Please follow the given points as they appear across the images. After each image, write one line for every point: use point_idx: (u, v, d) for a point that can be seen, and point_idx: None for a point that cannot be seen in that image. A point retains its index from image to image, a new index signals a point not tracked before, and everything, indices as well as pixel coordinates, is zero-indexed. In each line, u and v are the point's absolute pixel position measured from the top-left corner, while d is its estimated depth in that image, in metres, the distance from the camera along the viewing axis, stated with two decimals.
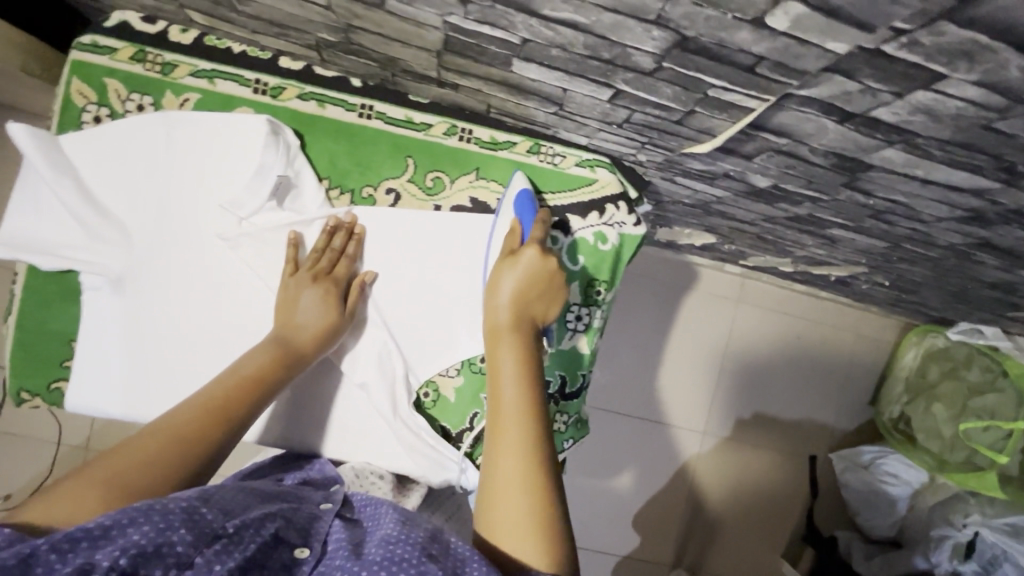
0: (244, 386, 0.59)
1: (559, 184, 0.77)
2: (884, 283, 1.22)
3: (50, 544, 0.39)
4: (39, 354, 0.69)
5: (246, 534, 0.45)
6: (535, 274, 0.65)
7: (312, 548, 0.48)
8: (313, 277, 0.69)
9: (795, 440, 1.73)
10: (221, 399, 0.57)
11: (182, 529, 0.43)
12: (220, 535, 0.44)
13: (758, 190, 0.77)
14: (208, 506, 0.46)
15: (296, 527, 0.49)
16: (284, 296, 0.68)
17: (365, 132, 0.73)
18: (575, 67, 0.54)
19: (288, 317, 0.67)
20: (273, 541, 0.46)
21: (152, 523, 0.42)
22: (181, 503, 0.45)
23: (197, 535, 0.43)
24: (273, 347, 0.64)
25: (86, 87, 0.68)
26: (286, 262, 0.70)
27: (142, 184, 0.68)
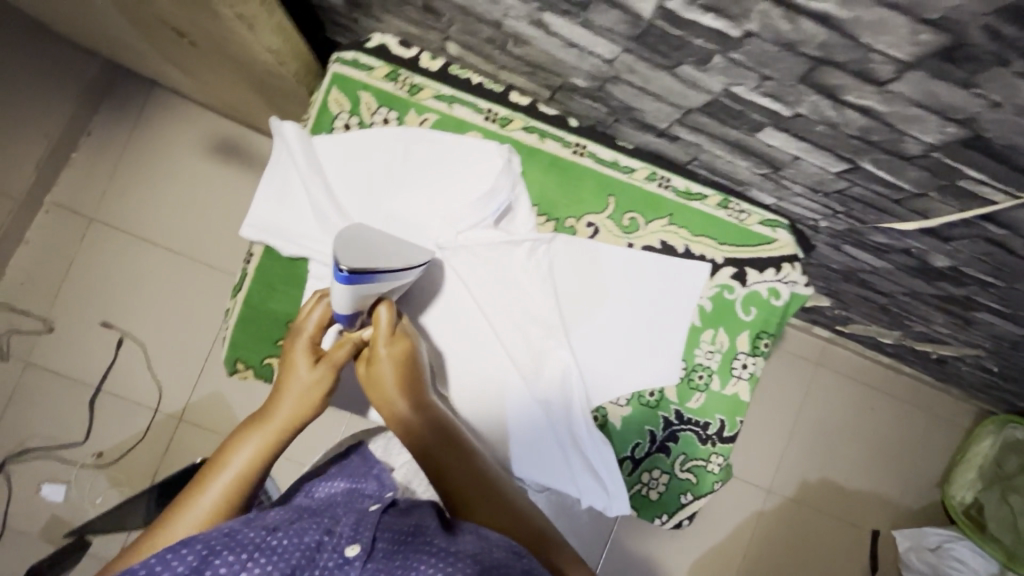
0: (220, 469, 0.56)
1: (743, 239, 0.82)
2: (990, 368, 1.25)
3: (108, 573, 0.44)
4: (257, 330, 0.74)
5: (285, 548, 0.48)
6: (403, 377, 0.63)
7: (361, 545, 0.50)
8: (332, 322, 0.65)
9: (860, 512, 1.72)
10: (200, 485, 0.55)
11: (225, 551, 0.46)
12: (261, 548, 0.47)
13: (929, 268, 0.81)
14: (248, 528, 0.49)
15: (339, 536, 0.51)
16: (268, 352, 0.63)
17: (576, 168, 0.79)
18: (830, 141, 0.59)
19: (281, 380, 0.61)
20: (316, 546, 0.49)
21: (194, 549, 0.46)
22: (221, 532, 0.48)
23: (239, 553, 0.46)
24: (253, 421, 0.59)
25: (341, 97, 0.75)
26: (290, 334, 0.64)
27: (379, 190, 0.75)
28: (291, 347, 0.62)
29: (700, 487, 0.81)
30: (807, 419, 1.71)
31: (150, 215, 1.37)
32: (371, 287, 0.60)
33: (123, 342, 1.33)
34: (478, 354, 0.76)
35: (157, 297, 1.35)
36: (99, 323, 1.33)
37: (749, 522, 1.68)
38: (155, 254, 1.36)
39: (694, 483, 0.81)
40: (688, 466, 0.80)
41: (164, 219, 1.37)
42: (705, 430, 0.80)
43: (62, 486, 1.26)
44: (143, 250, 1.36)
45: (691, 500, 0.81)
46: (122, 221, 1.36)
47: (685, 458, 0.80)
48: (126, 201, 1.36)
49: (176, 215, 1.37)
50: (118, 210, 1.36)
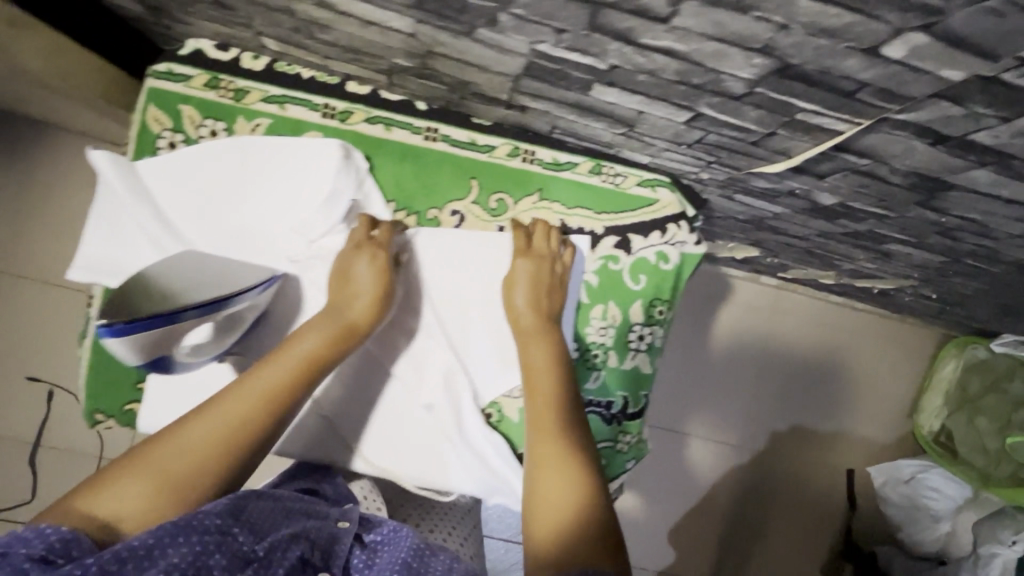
0: (294, 365, 0.59)
1: (621, 205, 0.77)
2: (931, 296, 1.21)
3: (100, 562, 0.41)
4: (112, 376, 0.70)
5: (272, 559, 0.47)
6: (538, 292, 0.70)
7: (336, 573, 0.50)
8: (357, 245, 0.68)
9: (833, 453, 1.70)
10: (270, 380, 0.57)
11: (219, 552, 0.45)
12: (251, 559, 0.46)
13: (822, 207, 0.76)
14: (239, 526, 0.48)
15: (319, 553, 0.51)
16: (338, 273, 0.67)
17: (431, 154, 0.73)
18: (658, 90, 0.54)
19: (342, 288, 0.66)
20: (301, 564, 0.48)
21: (190, 544, 0.44)
22: (214, 520, 0.46)
23: (231, 559, 0.45)
24: (330, 326, 0.63)
25: (161, 114, 0.69)
26: (357, 232, 0.69)
27: (216, 208, 0.69)
28: (366, 251, 0.67)
29: (611, 468, 0.77)
30: (769, 370, 1.68)
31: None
32: (156, 340, 0.58)
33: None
34: (355, 365, 0.72)
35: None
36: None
37: (725, 480, 1.66)
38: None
39: (605, 466, 0.77)
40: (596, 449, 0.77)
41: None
42: (608, 410, 0.77)
43: None
44: None
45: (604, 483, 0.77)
46: None
47: None
48: None
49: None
50: None
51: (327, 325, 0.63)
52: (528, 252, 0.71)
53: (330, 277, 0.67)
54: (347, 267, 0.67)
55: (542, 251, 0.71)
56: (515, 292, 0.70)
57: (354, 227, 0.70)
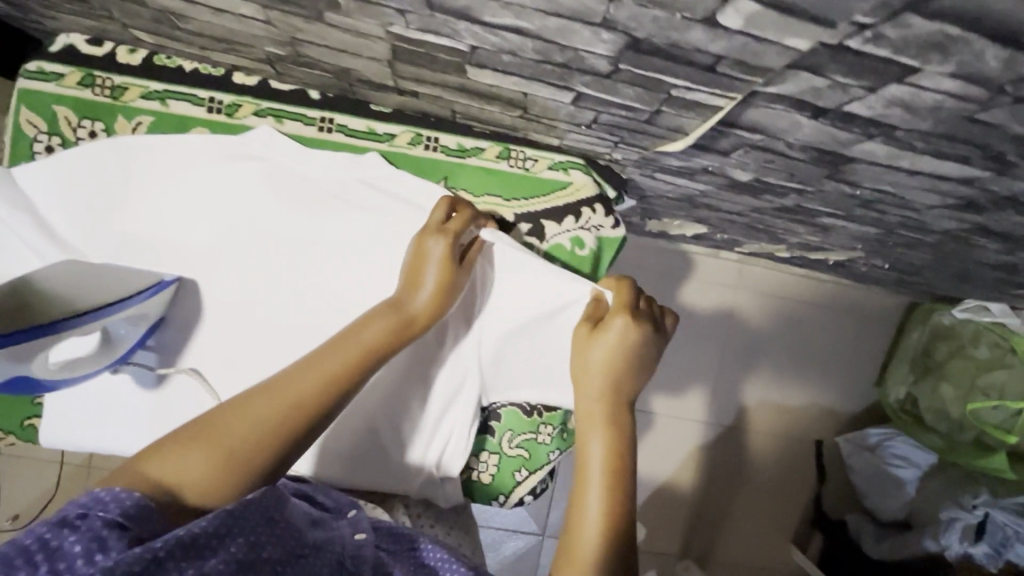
0: (356, 366, 0.56)
1: (532, 190, 0.74)
2: (884, 266, 1.19)
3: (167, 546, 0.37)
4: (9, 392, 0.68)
5: (329, 547, 0.46)
6: (628, 346, 0.62)
7: None
8: (436, 235, 0.63)
9: (801, 425, 1.70)
10: (334, 378, 0.54)
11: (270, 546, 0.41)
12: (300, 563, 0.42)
13: (741, 183, 0.73)
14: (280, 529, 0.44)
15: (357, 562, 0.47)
16: (415, 259, 0.63)
17: (327, 146, 0.70)
18: (529, 70, 0.51)
19: (413, 276, 0.63)
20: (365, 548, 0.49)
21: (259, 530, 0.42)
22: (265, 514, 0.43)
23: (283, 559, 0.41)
24: (393, 317, 0.60)
25: (35, 117, 0.66)
26: (437, 219, 0.65)
27: (101, 213, 0.66)
28: (443, 239, 0.63)
29: (533, 460, 0.76)
30: (735, 345, 1.66)
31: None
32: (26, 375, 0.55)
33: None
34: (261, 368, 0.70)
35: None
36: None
37: (694, 457, 1.66)
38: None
39: (527, 458, 0.76)
40: (517, 442, 0.76)
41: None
42: (528, 403, 0.75)
43: None
44: None
45: (527, 475, 0.76)
46: None
47: (513, 434, 0.76)
48: None
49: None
50: None
51: (393, 317, 0.60)
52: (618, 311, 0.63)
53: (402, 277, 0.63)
54: (421, 247, 0.63)
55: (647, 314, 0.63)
56: (591, 355, 0.62)
57: (443, 206, 0.65)
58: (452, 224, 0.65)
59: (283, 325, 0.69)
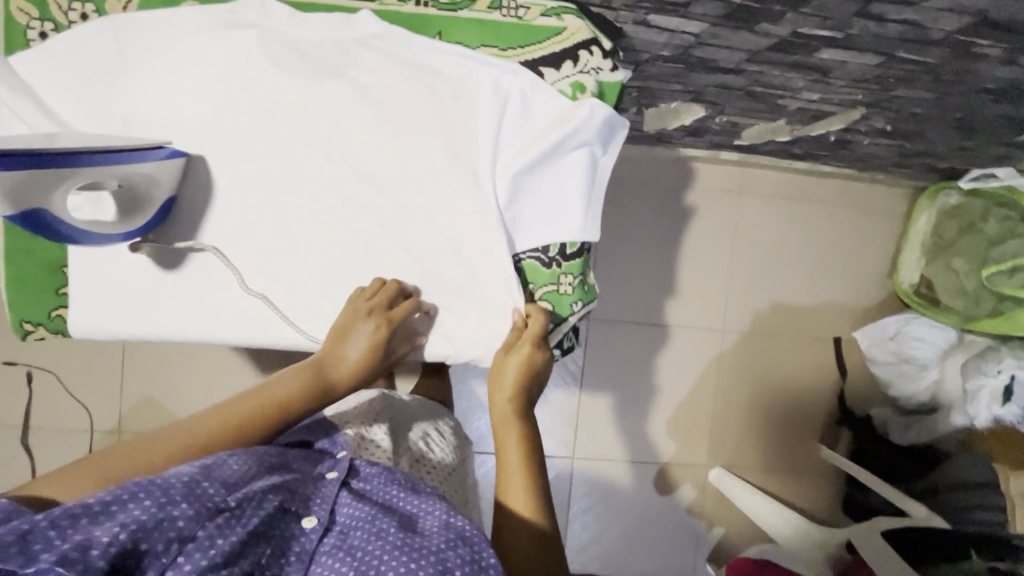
0: (268, 415, 0.63)
1: (528, 39, 0.73)
2: (886, 129, 1.18)
3: (49, 521, 0.43)
4: (34, 283, 0.69)
5: (257, 500, 0.53)
6: (525, 366, 0.71)
7: (317, 518, 0.55)
8: (369, 313, 0.70)
9: (817, 324, 1.70)
10: (239, 426, 0.61)
11: (183, 504, 0.48)
12: (222, 509, 0.50)
13: (736, 7, 0.73)
14: (210, 480, 0.51)
15: (297, 504, 0.56)
16: (340, 331, 0.70)
17: (318, 8, 0.69)
18: None
19: (337, 347, 0.70)
20: (277, 514, 0.54)
21: (153, 499, 0.47)
22: (182, 479, 0.50)
23: (198, 510, 0.48)
24: (312, 378, 0.67)
25: (25, 3, 0.66)
26: (367, 290, 0.72)
27: (103, 95, 0.67)
28: (367, 314, 0.70)
29: (557, 312, 0.78)
30: (744, 250, 1.66)
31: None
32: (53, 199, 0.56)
33: (33, 374, 1.37)
34: (285, 237, 0.71)
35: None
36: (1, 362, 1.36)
37: (715, 366, 1.67)
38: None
39: (551, 311, 0.78)
40: (541, 294, 0.77)
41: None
42: (547, 253, 0.76)
43: None
44: None
45: (552, 328, 0.78)
46: None
47: (535, 288, 0.77)
48: None
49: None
50: None
51: (311, 384, 0.67)
52: (522, 341, 0.72)
53: (329, 337, 0.70)
54: (350, 324, 0.70)
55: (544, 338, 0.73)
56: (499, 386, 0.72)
57: (371, 287, 0.72)
58: (380, 303, 0.70)
59: (297, 192, 0.71)
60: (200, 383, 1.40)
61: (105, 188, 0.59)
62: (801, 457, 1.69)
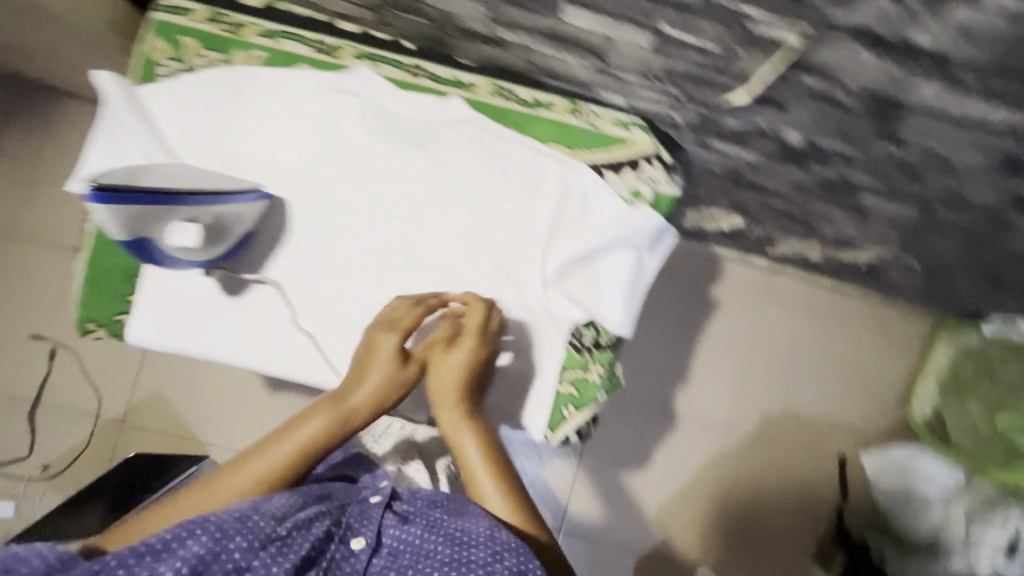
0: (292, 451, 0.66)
1: (597, 142, 0.80)
2: (914, 268, 1.23)
3: (118, 561, 0.52)
4: (106, 287, 0.74)
5: (299, 531, 0.58)
6: (465, 363, 0.71)
7: (365, 540, 0.61)
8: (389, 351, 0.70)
9: (824, 438, 1.69)
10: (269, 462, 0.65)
11: (236, 538, 0.55)
12: (273, 538, 0.57)
13: (792, 149, 0.79)
14: (260, 513, 0.58)
15: (343, 526, 0.62)
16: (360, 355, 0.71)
17: (415, 88, 0.77)
18: (622, 8, 0.58)
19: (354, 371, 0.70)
20: (325, 538, 0.60)
21: (209, 535, 0.54)
22: (232, 515, 0.57)
23: (251, 541, 0.56)
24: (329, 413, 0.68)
25: (163, 45, 0.75)
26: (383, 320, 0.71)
27: (211, 133, 0.74)
28: (382, 346, 0.70)
29: (581, 398, 0.79)
30: (760, 353, 1.68)
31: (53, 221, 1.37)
32: (146, 213, 0.62)
33: (55, 352, 1.40)
34: (341, 286, 0.76)
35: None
36: (29, 335, 1.40)
37: (715, 462, 1.66)
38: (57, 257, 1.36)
39: (575, 396, 0.79)
40: (567, 377, 0.78)
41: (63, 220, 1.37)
42: (580, 340, 0.78)
43: (10, 503, 1.36)
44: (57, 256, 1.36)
45: (573, 412, 0.78)
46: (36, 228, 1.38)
47: (563, 371, 0.78)
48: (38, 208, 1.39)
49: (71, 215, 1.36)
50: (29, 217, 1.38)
51: (330, 414, 0.68)
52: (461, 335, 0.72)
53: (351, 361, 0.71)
54: (370, 350, 0.70)
55: (487, 334, 0.72)
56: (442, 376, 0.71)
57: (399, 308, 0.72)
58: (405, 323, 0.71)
59: (360, 243, 0.76)
60: (213, 391, 1.43)
61: (199, 222, 0.65)
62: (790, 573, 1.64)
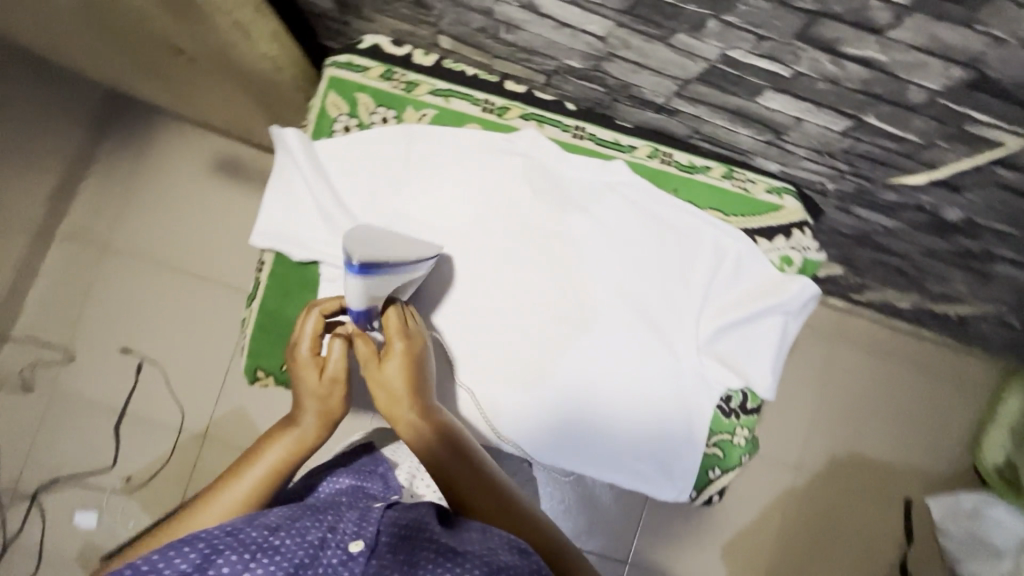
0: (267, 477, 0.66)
1: (750, 208, 0.81)
2: (1012, 324, 1.24)
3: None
4: (277, 337, 0.76)
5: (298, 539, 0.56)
6: (410, 369, 0.66)
7: (364, 543, 0.56)
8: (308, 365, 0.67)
9: (891, 481, 1.69)
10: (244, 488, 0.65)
11: (227, 551, 0.53)
12: (262, 548, 0.54)
13: (943, 223, 0.80)
14: (251, 526, 0.56)
15: (341, 533, 0.58)
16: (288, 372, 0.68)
17: (578, 150, 0.79)
18: (832, 99, 0.59)
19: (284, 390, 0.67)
20: (319, 545, 0.56)
21: (199, 549, 0.53)
22: (223, 529, 0.56)
23: (243, 552, 0.53)
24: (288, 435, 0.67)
25: (340, 100, 0.77)
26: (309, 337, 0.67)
27: (382, 189, 0.76)
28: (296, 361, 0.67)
29: (727, 460, 0.81)
30: (830, 393, 1.68)
31: (163, 242, 1.32)
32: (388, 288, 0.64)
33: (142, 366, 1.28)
34: (502, 344, 0.77)
35: (181, 322, 1.30)
36: (116, 349, 1.28)
37: (783, 500, 1.66)
38: (165, 280, 1.31)
39: (722, 458, 0.81)
40: (715, 441, 0.81)
41: (171, 244, 1.32)
42: (728, 404, 0.81)
43: (93, 513, 1.21)
44: (161, 275, 1.31)
45: (720, 474, 0.81)
46: (134, 246, 1.31)
47: (711, 435, 0.81)
48: (139, 225, 1.32)
49: (185, 239, 1.32)
50: (132, 236, 1.32)
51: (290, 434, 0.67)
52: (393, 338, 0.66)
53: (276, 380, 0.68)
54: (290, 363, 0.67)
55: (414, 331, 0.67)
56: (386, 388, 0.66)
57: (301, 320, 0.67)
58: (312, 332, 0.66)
59: (521, 301, 0.77)
60: None
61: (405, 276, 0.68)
62: None
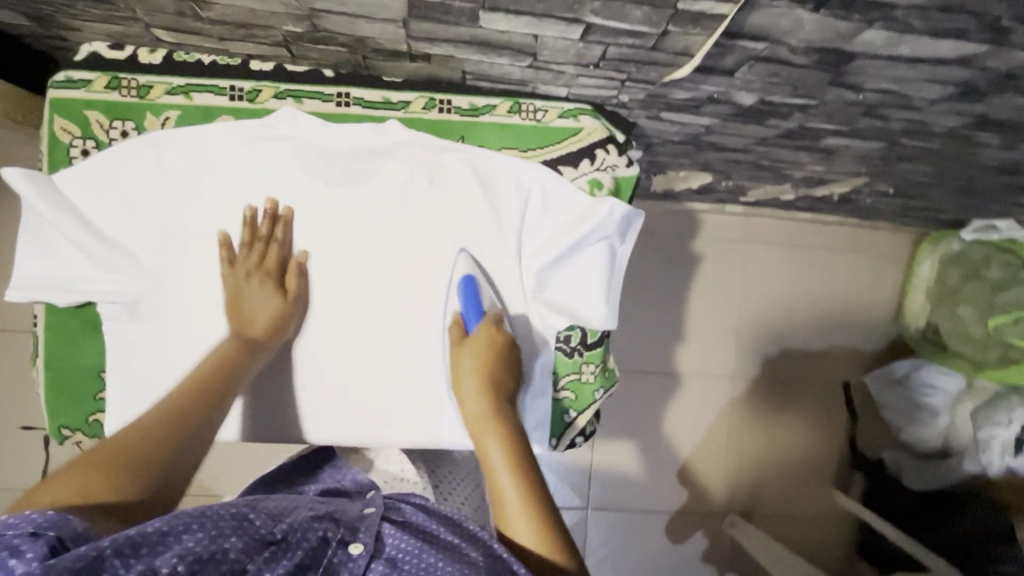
0: (215, 376, 0.66)
1: (545, 139, 0.77)
2: (888, 191, 1.21)
3: (114, 548, 0.41)
4: (71, 392, 0.72)
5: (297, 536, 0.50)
6: (484, 344, 0.70)
7: (363, 544, 0.52)
8: (249, 270, 0.71)
9: (825, 369, 1.70)
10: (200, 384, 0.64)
11: (233, 536, 0.46)
12: (270, 541, 0.48)
13: (746, 108, 0.76)
14: (257, 513, 0.50)
15: (340, 533, 0.52)
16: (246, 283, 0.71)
17: (348, 118, 0.74)
18: (540, 6, 0.54)
19: (235, 308, 0.71)
20: (321, 544, 0.51)
21: (207, 529, 0.45)
22: (231, 511, 0.49)
23: (248, 542, 0.46)
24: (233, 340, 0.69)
25: (70, 124, 0.71)
26: (250, 241, 0.72)
27: (143, 205, 0.71)
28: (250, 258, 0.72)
29: (581, 401, 0.79)
30: (751, 296, 1.67)
31: None
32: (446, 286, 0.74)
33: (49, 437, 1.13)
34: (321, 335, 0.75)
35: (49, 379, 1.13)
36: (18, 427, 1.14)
37: (727, 410, 1.66)
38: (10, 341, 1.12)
39: (575, 398, 0.79)
40: (564, 383, 0.79)
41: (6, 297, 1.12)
42: (569, 343, 0.78)
43: None
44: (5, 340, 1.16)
45: (576, 415, 0.80)
46: None
47: (558, 378, 0.78)
48: None
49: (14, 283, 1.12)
50: None
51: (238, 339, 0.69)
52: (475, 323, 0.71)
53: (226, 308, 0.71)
54: (236, 288, 0.71)
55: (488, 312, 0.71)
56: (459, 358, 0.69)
57: (248, 226, 0.72)
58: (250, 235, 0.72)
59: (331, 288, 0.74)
60: None
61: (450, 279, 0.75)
62: (812, 501, 1.68)
